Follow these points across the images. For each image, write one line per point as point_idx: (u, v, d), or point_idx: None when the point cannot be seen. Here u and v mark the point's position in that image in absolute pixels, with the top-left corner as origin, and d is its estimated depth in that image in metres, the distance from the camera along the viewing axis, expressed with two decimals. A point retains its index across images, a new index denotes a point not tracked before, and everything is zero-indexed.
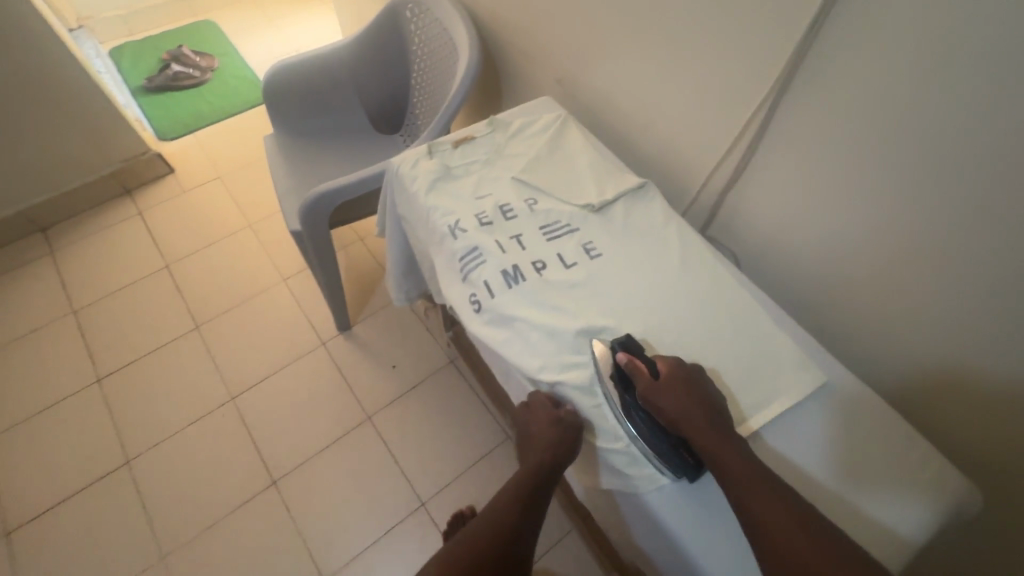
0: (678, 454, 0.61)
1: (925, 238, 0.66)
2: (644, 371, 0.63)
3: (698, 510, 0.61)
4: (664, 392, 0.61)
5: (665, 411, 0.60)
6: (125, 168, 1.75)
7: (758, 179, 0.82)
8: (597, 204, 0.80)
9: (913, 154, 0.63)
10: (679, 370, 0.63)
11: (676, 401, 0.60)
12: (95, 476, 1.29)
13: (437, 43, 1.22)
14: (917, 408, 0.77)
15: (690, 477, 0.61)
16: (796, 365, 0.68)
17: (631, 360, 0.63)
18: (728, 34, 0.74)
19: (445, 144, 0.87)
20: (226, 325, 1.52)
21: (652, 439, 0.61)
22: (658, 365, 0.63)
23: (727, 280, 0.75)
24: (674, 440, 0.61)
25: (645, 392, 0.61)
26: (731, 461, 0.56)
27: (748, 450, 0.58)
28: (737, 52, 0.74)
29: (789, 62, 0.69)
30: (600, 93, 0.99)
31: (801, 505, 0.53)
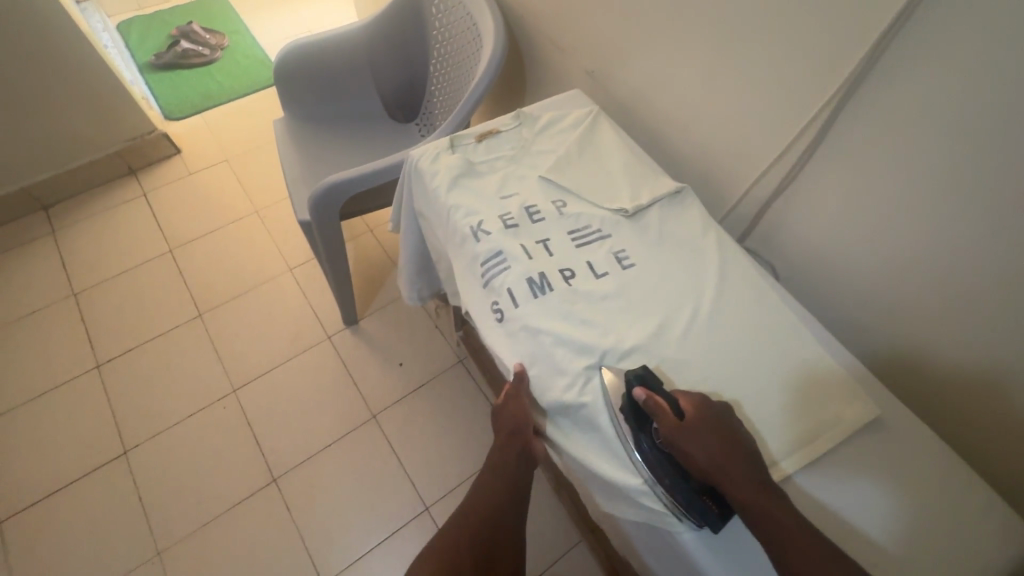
0: (702, 500, 0.55)
1: (993, 266, 0.60)
2: (667, 410, 0.57)
3: (722, 559, 0.56)
4: (690, 434, 0.55)
5: (691, 455, 0.54)
6: (131, 147, 1.69)
7: (805, 190, 0.76)
8: (630, 210, 0.74)
9: (990, 175, 0.56)
10: (705, 409, 0.57)
11: (702, 444, 0.55)
12: (92, 466, 1.25)
13: (460, 29, 1.15)
14: (966, 441, 0.71)
15: (716, 527, 0.55)
16: (845, 395, 0.63)
17: (650, 397, 0.57)
18: (784, 33, 0.67)
19: (468, 138, 0.81)
20: (230, 314, 1.48)
21: (672, 482, 0.56)
22: (680, 403, 0.58)
23: (771, 299, 0.69)
24: (697, 485, 0.56)
25: (669, 433, 0.56)
26: (771, 515, 0.51)
27: (788, 501, 0.53)
28: (792, 52, 0.68)
29: (854, 66, 0.62)
30: (633, 89, 0.93)
31: (851, 566, 0.49)
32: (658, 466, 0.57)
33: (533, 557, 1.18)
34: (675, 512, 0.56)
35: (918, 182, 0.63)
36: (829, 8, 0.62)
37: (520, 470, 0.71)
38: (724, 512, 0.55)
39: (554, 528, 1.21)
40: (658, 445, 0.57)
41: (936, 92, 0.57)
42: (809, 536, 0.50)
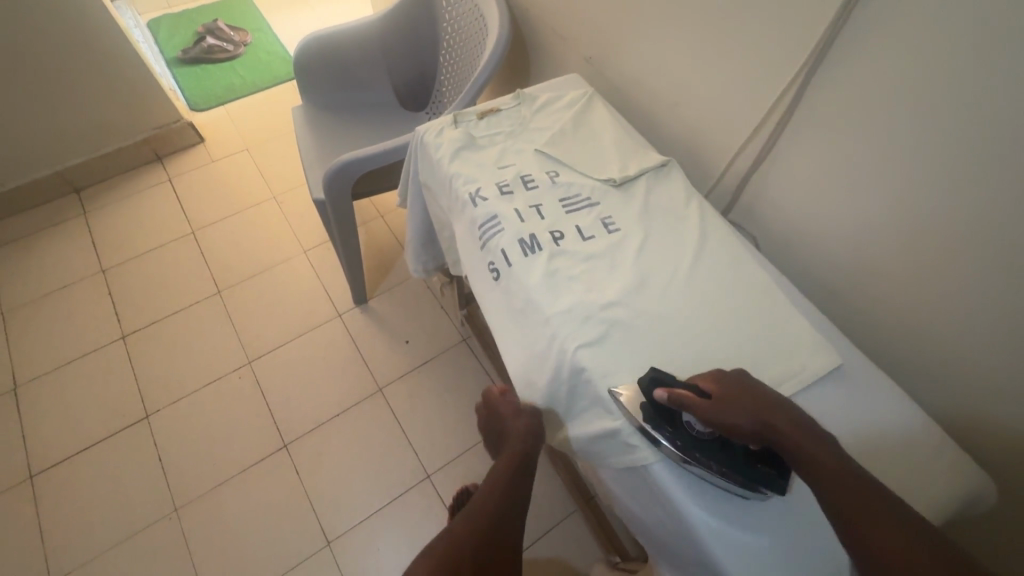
0: (754, 466, 0.57)
1: (950, 229, 0.64)
2: (694, 396, 0.58)
3: (762, 517, 0.59)
4: (726, 410, 0.56)
5: (735, 428, 0.56)
6: (158, 135, 1.79)
7: (783, 164, 0.81)
8: (618, 179, 0.80)
9: (943, 141, 0.61)
10: (723, 380, 0.59)
11: (740, 415, 0.56)
12: (117, 427, 1.33)
13: (467, 20, 1.22)
14: (933, 401, 0.76)
15: (782, 486, 0.56)
16: (812, 346, 0.68)
17: (672, 393, 0.58)
18: (760, 14, 0.73)
19: (470, 115, 0.87)
20: (248, 291, 1.56)
21: (716, 459, 0.57)
22: (700, 386, 0.59)
23: (746, 261, 0.75)
24: (743, 451, 0.57)
25: (706, 416, 0.56)
26: (819, 464, 0.52)
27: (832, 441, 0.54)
28: (768, 33, 0.73)
29: (821, 43, 0.68)
30: (627, 73, 0.99)
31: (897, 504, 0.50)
32: (698, 447, 0.58)
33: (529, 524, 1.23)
34: (724, 487, 0.58)
35: (883, 151, 0.68)
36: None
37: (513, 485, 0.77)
38: (782, 471, 0.56)
39: (549, 497, 1.27)
40: (688, 431, 0.59)
41: (894, 64, 0.62)
42: (859, 482, 0.51)
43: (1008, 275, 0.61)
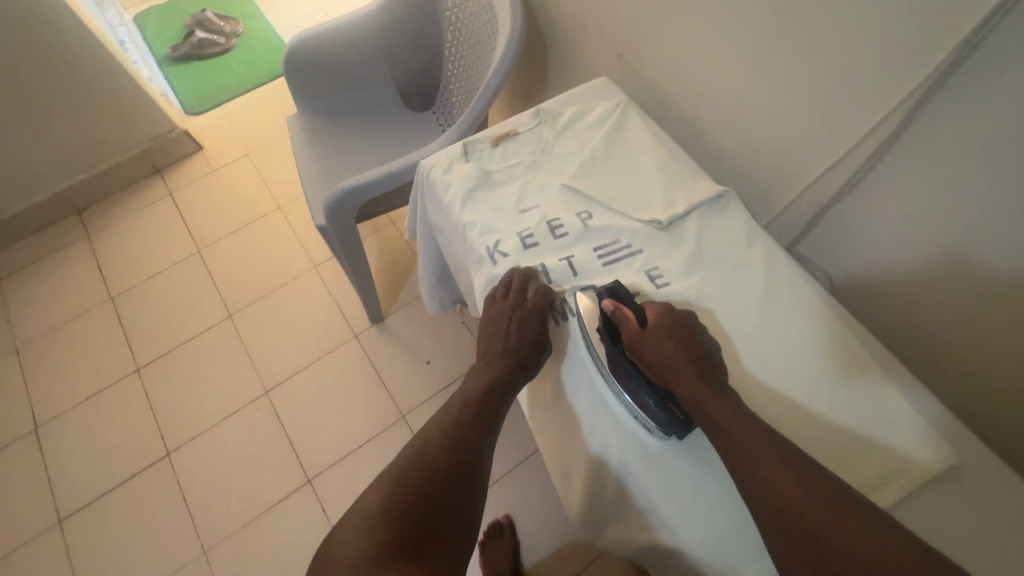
0: (665, 407, 0.55)
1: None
2: (632, 319, 0.59)
3: (687, 467, 0.55)
4: (649, 341, 0.57)
5: (650, 361, 0.57)
6: (154, 147, 1.68)
7: (874, 194, 0.65)
8: (664, 221, 0.66)
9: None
10: (666, 315, 0.59)
11: (660, 350, 0.56)
12: (140, 466, 1.30)
13: (474, 10, 1.06)
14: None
15: (679, 433, 0.56)
16: (916, 437, 0.55)
17: (617, 307, 0.59)
18: (858, 9, 0.56)
19: (482, 143, 0.74)
20: (259, 313, 1.48)
21: (641, 391, 0.56)
22: (646, 313, 0.59)
23: (825, 322, 0.62)
24: (662, 392, 0.56)
25: (632, 340, 0.57)
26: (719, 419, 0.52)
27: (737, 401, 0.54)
28: (869, 30, 0.56)
29: (956, 48, 0.50)
30: (668, 73, 0.82)
31: (801, 463, 0.49)
32: (631, 377, 0.57)
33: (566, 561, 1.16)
34: (648, 425, 0.57)
35: None
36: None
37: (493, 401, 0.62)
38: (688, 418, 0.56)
39: None
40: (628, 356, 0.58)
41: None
42: (759, 437, 0.50)
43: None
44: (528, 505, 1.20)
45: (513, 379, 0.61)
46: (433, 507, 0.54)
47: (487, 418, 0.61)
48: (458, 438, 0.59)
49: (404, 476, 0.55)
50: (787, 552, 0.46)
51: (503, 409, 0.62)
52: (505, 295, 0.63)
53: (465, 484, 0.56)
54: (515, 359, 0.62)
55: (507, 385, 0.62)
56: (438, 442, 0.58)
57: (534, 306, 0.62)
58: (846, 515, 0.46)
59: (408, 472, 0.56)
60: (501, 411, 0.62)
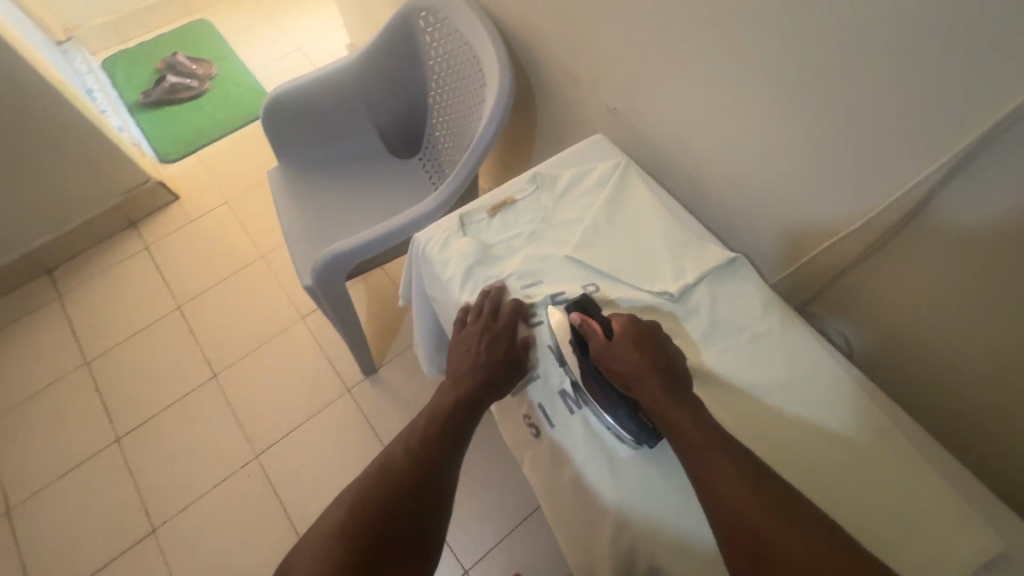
0: (634, 416, 0.56)
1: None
2: (598, 331, 0.58)
3: (657, 480, 0.55)
4: (614, 352, 0.56)
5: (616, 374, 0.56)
6: (128, 200, 1.62)
7: (894, 260, 0.62)
8: (676, 293, 0.63)
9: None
10: (632, 326, 0.58)
11: (624, 360, 0.56)
12: (122, 546, 1.22)
13: (458, 61, 1.03)
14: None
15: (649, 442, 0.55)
16: (957, 521, 0.52)
17: (584, 319, 0.59)
18: (876, 80, 0.53)
19: (479, 214, 0.70)
20: (245, 371, 1.42)
21: (610, 405, 0.56)
22: (612, 324, 0.59)
23: (851, 399, 0.59)
24: (630, 403, 0.56)
25: (598, 353, 0.57)
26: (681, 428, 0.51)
27: (705, 411, 0.53)
28: (888, 102, 0.53)
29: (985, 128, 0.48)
30: (666, 128, 0.80)
31: (758, 475, 0.48)
32: (600, 392, 0.57)
33: None
34: (618, 435, 0.57)
35: None
36: (948, 51, 0.47)
37: (461, 422, 0.61)
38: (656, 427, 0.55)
39: None
40: (597, 370, 0.58)
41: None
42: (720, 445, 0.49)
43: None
44: (538, 565, 1.15)
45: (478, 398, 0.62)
46: (392, 529, 0.51)
47: (454, 439, 0.60)
48: (426, 458, 0.57)
49: (361, 498, 0.53)
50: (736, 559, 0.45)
51: (468, 429, 0.62)
52: (475, 318, 0.63)
53: (428, 505, 0.54)
54: (483, 376, 0.61)
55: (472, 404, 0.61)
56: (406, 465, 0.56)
57: (503, 325, 0.62)
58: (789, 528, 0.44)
59: (371, 496, 0.53)
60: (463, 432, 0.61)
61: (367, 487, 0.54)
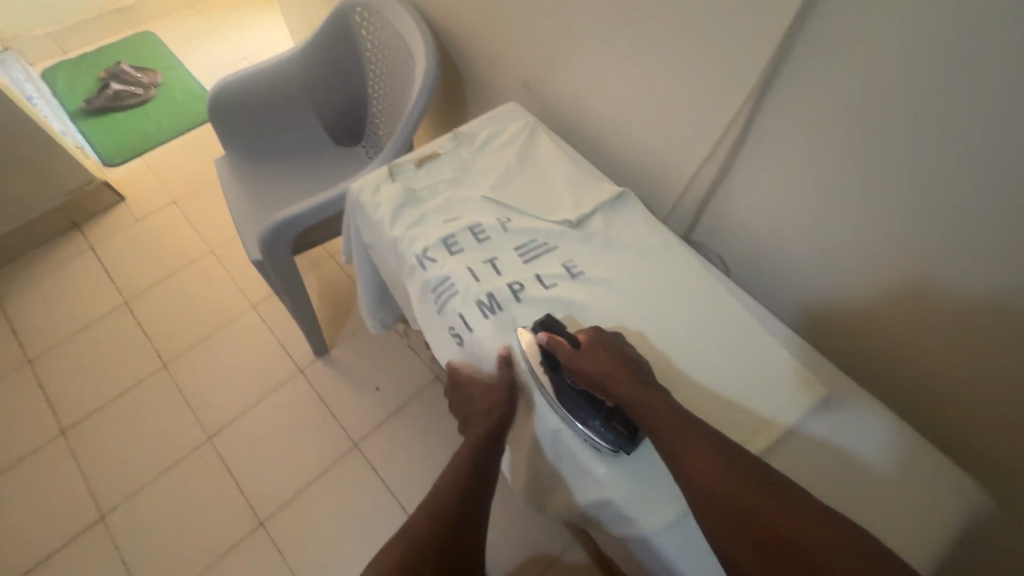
0: (612, 425, 0.59)
1: (934, 239, 0.60)
2: (565, 342, 0.62)
3: (633, 475, 0.59)
4: (584, 361, 0.60)
5: (592, 381, 0.59)
6: (72, 201, 1.63)
7: (743, 182, 0.77)
8: (574, 220, 0.75)
9: (931, 149, 0.56)
10: (596, 335, 0.63)
11: (597, 369, 0.60)
12: (70, 535, 1.21)
13: (392, 50, 1.14)
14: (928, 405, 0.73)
15: (627, 448, 0.58)
16: (799, 379, 0.64)
17: (550, 337, 0.62)
18: (712, 33, 0.67)
19: (407, 165, 0.81)
20: (196, 360, 1.44)
21: (589, 416, 0.59)
22: (577, 336, 0.63)
23: (720, 295, 0.70)
24: (608, 411, 0.59)
25: (569, 363, 0.61)
26: (659, 420, 0.55)
27: (670, 398, 0.58)
28: (722, 50, 0.67)
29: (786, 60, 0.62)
30: (571, 93, 0.93)
31: (733, 454, 0.53)
32: (578, 405, 0.60)
33: (529, 564, 1.17)
34: (597, 445, 0.59)
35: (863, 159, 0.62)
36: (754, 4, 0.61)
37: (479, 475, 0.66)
38: (632, 431, 0.59)
39: (548, 533, 1.20)
40: (572, 384, 0.61)
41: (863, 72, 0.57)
42: (693, 433, 0.54)
43: (1009, 291, 0.57)
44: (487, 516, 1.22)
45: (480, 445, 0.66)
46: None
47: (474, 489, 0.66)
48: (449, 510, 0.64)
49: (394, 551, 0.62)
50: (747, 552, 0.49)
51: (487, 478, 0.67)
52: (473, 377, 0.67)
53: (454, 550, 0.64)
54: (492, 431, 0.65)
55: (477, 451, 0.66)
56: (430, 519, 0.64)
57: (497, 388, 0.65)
58: (783, 507, 0.50)
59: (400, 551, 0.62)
60: (486, 474, 0.67)
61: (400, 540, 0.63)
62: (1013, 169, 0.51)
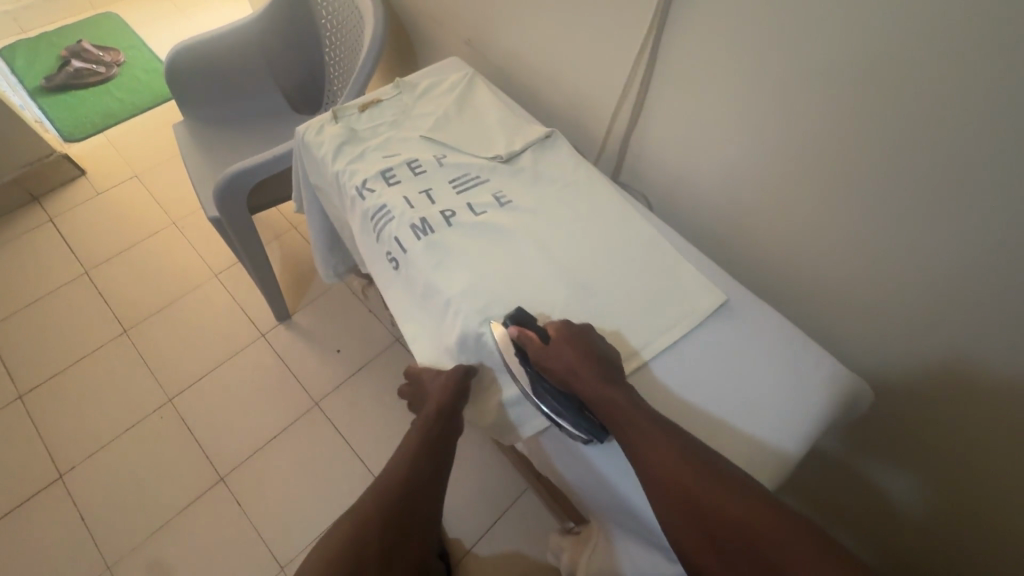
0: (584, 415, 0.61)
1: (810, 150, 0.68)
2: (535, 338, 0.63)
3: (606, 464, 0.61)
4: (554, 356, 0.61)
5: (562, 377, 0.61)
6: (30, 174, 1.62)
7: (657, 118, 0.84)
8: (505, 155, 0.81)
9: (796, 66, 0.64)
10: (567, 329, 0.63)
11: (565, 363, 0.60)
12: (26, 495, 1.22)
13: (344, 15, 1.19)
14: (810, 315, 0.82)
15: (601, 436, 0.60)
16: (698, 289, 0.71)
17: (521, 332, 0.63)
18: None
19: (350, 109, 0.86)
20: (157, 326, 1.46)
21: (562, 408, 0.61)
22: (548, 331, 0.64)
23: (633, 219, 0.77)
24: (578, 403, 0.61)
25: (539, 359, 0.62)
26: (620, 411, 0.57)
27: (636, 395, 0.60)
28: None
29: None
30: (510, 49, 0.99)
31: (690, 448, 0.55)
32: (550, 396, 0.62)
33: (483, 510, 1.21)
34: (570, 434, 0.61)
35: (750, 84, 0.69)
36: None
37: (435, 454, 0.70)
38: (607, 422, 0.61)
39: (502, 480, 1.25)
40: (544, 379, 0.62)
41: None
42: (657, 428, 0.56)
43: (869, 192, 0.65)
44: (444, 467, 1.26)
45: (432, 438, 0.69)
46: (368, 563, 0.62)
47: (432, 469, 0.70)
48: (407, 488, 0.67)
49: (346, 528, 0.64)
50: (712, 556, 0.50)
51: (445, 458, 0.72)
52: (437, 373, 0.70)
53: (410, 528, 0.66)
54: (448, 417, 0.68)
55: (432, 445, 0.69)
56: (385, 495, 0.66)
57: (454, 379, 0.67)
58: (741, 503, 0.51)
59: (354, 528, 0.63)
60: (441, 452, 0.71)
61: (352, 515, 0.65)
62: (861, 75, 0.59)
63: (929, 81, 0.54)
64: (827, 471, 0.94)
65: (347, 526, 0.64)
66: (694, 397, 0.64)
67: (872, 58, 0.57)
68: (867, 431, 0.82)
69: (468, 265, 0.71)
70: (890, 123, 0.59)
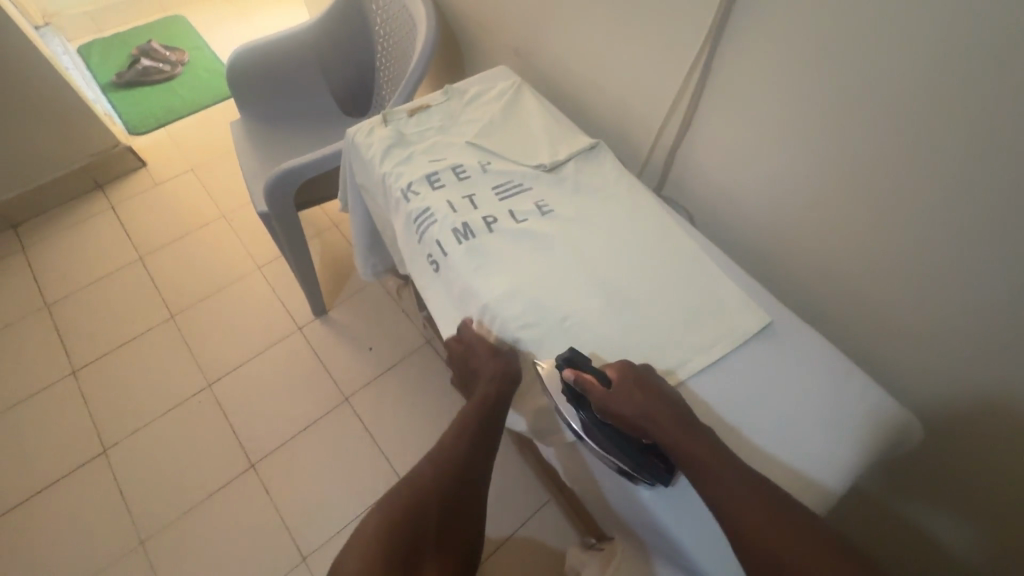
0: (650, 460, 0.58)
1: (865, 173, 0.65)
2: (595, 382, 0.59)
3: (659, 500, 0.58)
4: (620, 399, 0.58)
5: (624, 417, 0.58)
6: (96, 163, 1.73)
7: (704, 135, 0.82)
8: (549, 164, 0.81)
9: (853, 87, 0.62)
10: (626, 372, 0.60)
11: (632, 406, 0.57)
12: (72, 465, 1.29)
13: (397, 21, 1.22)
14: (855, 343, 0.79)
15: (665, 481, 0.58)
16: (741, 308, 0.69)
17: (580, 376, 0.59)
18: None
19: (400, 113, 0.88)
20: (202, 312, 1.52)
21: (618, 450, 0.58)
22: (608, 373, 0.60)
23: (676, 233, 0.76)
24: (642, 445, 0.58)
25: (601, 402, 0.58)
26: (688, 452, 0.55)
27: (712, 435, 0.57)
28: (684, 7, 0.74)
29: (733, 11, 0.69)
30: (557, 58, 1.00)
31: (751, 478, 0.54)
32: (607, 438, 0.58)
33: (505, 518, 1.20)
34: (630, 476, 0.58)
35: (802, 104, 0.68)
36: None
37: (483, 432, 0.72)
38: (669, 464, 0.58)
39: (525, 488, 1.24)
40: (598, 418, 0.59)
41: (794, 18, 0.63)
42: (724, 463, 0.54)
43: (928, 222, 0.62)
44: None
45: (477, 417, 0.72)
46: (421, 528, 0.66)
47: (480, 446, 0.72)
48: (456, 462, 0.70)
49: (401, 494, 0.68)
50: None
51: (492, 437, 0.74)
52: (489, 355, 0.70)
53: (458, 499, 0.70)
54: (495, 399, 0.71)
55: (477, 423, 0.72)
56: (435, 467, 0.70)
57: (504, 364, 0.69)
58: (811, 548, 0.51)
59: (407, 497, 0.67)
60: (488, 431, 0.73)
61: (405, 481, 0.69)
62: (923, 102, 0.56)
63: (1001, 101, 0.51)
64: (868, 506, 0.89)
65: (398, 492, 0.68)
66: (735, 419, 0.62)
67: (936, 77, 0.54)
68: (911, 469, 0.79)
69: (508, 271, 0.71)
70: (955, 148, 0.56)
